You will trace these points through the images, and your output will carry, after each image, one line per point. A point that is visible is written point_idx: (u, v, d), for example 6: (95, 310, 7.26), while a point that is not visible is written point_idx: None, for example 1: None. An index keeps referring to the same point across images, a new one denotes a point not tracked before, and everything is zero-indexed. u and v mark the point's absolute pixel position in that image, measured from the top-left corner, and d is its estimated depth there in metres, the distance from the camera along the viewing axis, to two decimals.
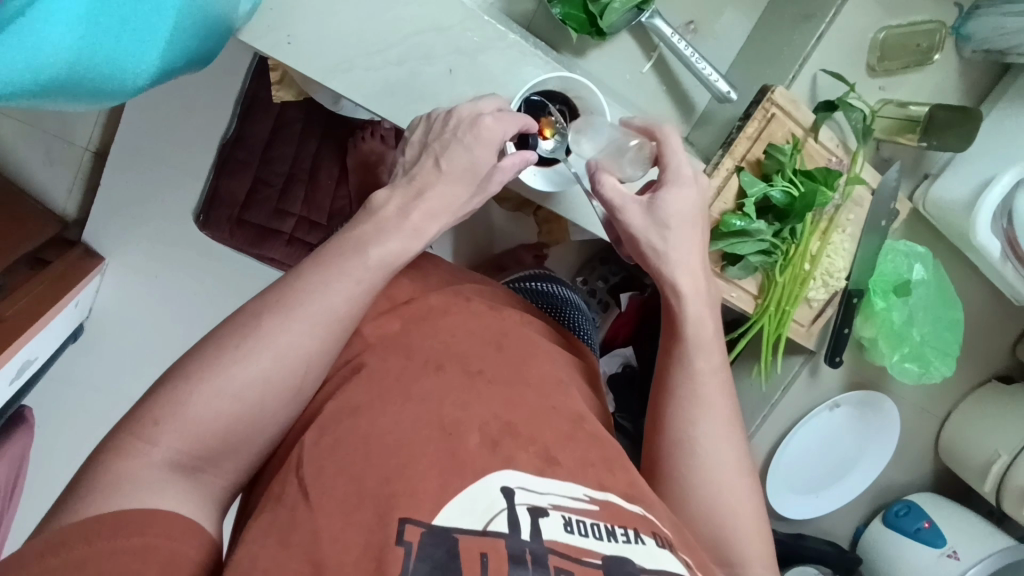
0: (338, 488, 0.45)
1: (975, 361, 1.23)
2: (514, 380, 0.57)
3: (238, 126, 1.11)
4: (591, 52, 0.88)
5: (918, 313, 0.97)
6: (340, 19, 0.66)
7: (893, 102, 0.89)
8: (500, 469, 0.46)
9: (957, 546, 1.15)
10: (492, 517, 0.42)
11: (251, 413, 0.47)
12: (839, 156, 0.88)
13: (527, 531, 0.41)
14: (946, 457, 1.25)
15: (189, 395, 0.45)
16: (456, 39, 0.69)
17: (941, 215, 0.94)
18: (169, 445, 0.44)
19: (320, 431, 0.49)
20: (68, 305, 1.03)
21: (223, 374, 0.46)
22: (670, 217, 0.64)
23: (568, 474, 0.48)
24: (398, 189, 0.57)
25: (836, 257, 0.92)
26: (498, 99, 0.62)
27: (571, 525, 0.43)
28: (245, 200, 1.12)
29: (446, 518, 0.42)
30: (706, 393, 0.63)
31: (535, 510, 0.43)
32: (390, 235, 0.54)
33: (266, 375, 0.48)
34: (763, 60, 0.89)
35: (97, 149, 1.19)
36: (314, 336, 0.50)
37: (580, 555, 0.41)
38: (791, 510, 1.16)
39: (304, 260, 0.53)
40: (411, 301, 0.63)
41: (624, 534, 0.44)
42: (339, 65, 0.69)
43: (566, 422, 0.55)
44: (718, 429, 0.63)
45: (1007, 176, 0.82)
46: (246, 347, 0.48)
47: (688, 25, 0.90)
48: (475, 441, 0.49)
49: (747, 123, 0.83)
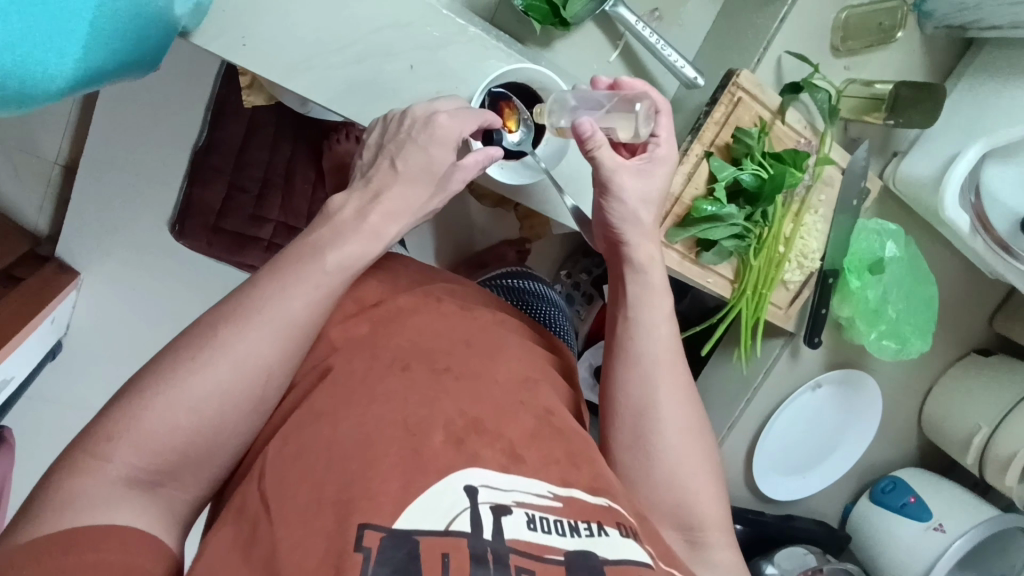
0: (299, 495, 0.44)
1: (955, 336, 1.25)
2: (480, 376, 0.57)
3: (209, 133, 1.10)
4: (557, 44, 0.88)
5: (892, 291, 0.98)
6: (295, 20, 0.64)
7: (858, 81, 0.89)
8: (464, 468, 0.46)
9: (943, 519, 1.18)
10: (455, 516, 0.42)
11: (209, 424, 0.46)
12: (807, 138, 0.88)
13: (489, 531, 0.41)
14: (930, 433, 1.28)
15: (143, 411, 0.44)
16: (417, 36, 0.68)
17: (909, 190, 0.94)
18: (126, 460, 0.43)
19: (284, 439, 0.49)
20: (43, 322, 1.02)
21: (178, 387, 0.45)
22: (652, 195, 0.67)
23: (533, 470, 0.49)
24: (358, 188, 0.57)
25: (810, 237, 0.93)
26: (457, 100, 0.62)
27: (534, 523, 0.43)
28: (221, 207, 1.10)
29: (406, 521, 0.41)
30: (671, 384, 0.64)
31: (498, 509, 0.43)
32: (348, 237, 0.53)
33: (224, 387, 0.47)
34: (728, 45, 0.89)
35: (67, 163, 1.17)
36: (276, 341, 0.49)
37: (542, 552, 0.41)
38: (777, 492, 1.18)
39: (261, 268, 0.52)
40: (379, 303, 0.62)
41: (587, 528, 0.45)
42: (297, 65, 0.66)
43: (532, 418, 0.55)
44: (685, 417, 0.63)
45: (972, 150, 0.83)
46: (203, 357, 0.47)
47: (653, 13, 0.89)
48: (440, 438, 0.48)
49: (715, 107, 0.82)
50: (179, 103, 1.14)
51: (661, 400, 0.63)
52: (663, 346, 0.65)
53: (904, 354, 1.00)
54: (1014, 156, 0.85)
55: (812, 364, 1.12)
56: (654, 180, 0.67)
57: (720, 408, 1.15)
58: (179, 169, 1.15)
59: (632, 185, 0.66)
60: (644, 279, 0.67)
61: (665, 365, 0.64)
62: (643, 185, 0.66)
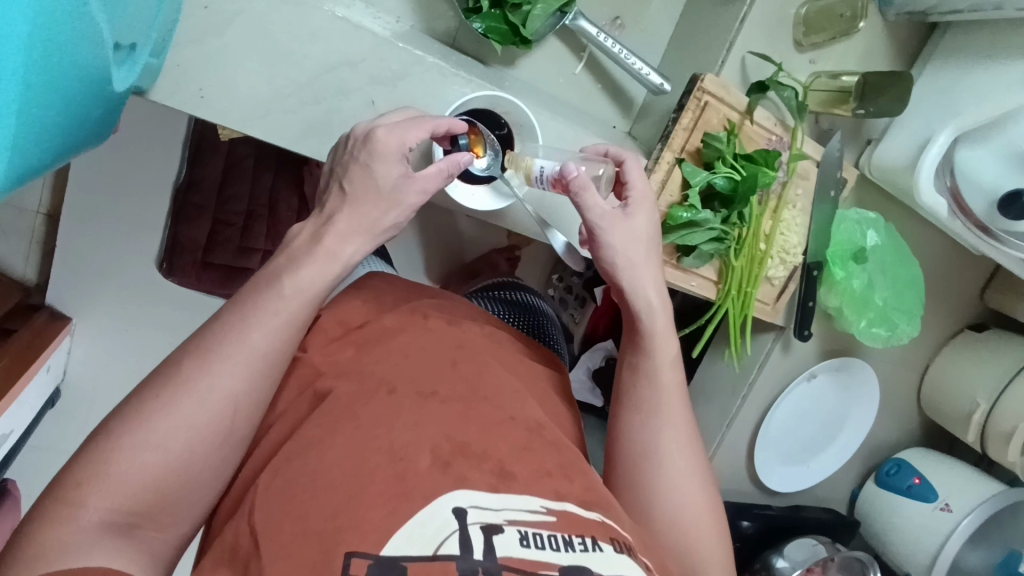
0: (284, 528, 0.43)
1: (949, 312, 1.25)
2: (468, 395, 0.56)
3: (189, 171, 1.12)
4: (520, 60, 0.87)
5: (876, 279, 0.98)
6: (251, 65, 0.64)
7: (824, 75, 0.89)
8: (451, 489, 0.44)
9: (948, 499, 1.18)
10: (442, 540, 0.40)
11: (180, 462, 0.46)
12: (778, 135, 0.88)
13: (480, 550, 0.39)
14: (930, 410, 1.28)
15: (109, 452, 0.44)
16: (374, 70, 0.68)
17: (885, 176, 0.94)
18: (99, 505, 0.43)
19: (273, 471, 0.48)
20: (39, 372, 1.02)
21: (146, 427, 0.46)
22: (630, 237, 0.66)
23: (525, 486, 0.47)
24: (327, 213, 0.57)
25: (790, 233, 0.94)
26: (405, 114, 0.61)
27: (527, 539, 0.42)
28: (207, 242, 1.13)
29: (393, 547, 0.39)
30: (662, 395, 0.65)
31: (488, 528, 0.41)
32: (311, 272, 0.53)
33: (191, 422, 0.47)
34: (692, 48, 0.89)
35: (50, 212, 1.17)
36: (244, 373, 0.49)
37: (536, 568, 0.40)
38: (780, 482, 1.18)
39: (230, 307, 0.52)
40: (365, 324, 0.63)
41: (582, 543, 0.43)
42: (256, 111, 0.66)
43: (522, 432, 0.54)
44: (672, 422, 0.64)
45: (943, 136, 0.83)
46: (168, 394, 0.47)
47: (614, 22, 0.89)
48: (426, 461, 0.47)
49: (681, 114, 0.82)
50: (152, 142, 1.10)
51: (651, 411, 0.64)
52: (657, 365, 0.66)
53: (893, 338, 1.00)
54: (985, 138, 0.82)
55: (807, 351, 1.11)
56: (632, 221, 0.67)
57: (718, 401, 1.15)
58: (164, 207, 1.12)
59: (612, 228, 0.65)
60: (642, 301, 0.66)
61: (653, 373, 0.66)
62: (625, 228, 0.66)
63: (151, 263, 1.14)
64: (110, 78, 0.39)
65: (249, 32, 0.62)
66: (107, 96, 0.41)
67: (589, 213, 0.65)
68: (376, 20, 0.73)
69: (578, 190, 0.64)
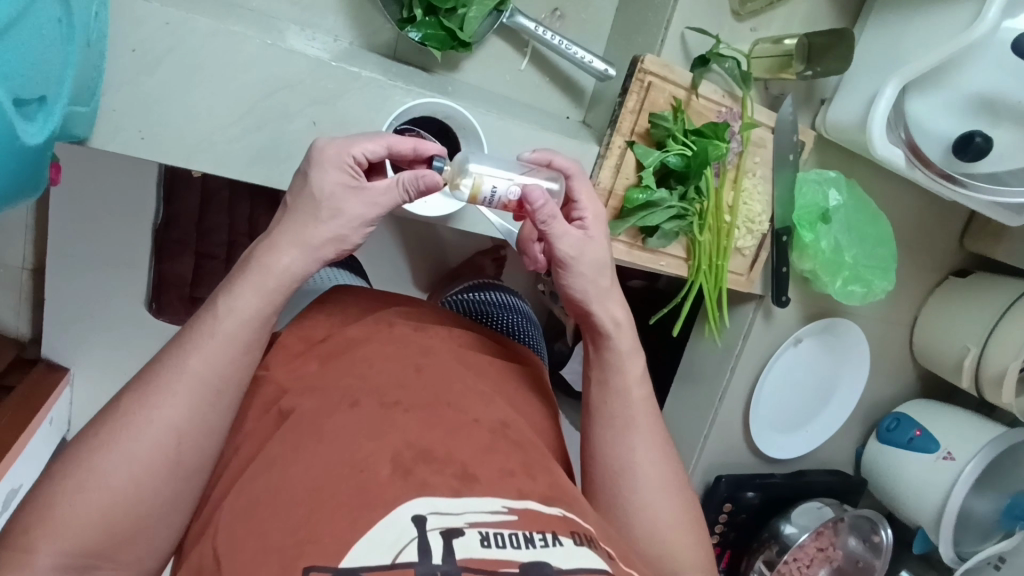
0: (246, 548, 0.44)
1: (932, 262, 1.25)
2: (432, 399, 0.57)
3: (167, 208, 1.12)
4: (465, 64, 0.88)
5: (844, 239, 0.98)
6: (184, 99, 0.64)
7: (766, 41, 0.90)
8: (412, 498, 0.45)
9: (950, 448, 1.17)
10: (400, 549, 0.40)
11: (129, 497, 0.47)
12: (728, 106, 0.88)
13: (439, 555, 0.40)
14: (922, 359, 1.29)
15: (59, 495, 0.46)
16: (312, 92, 0.69)
17: (839, 135, 0.93)
18: (51, 551, 0.44)
19: (237, 494, 0.49)
20: (42, 423, 1.05)
21: (87, 468, 0.47)
22: (595, 261, 0.66)
23: (487, 487, 0.48)
24: (271, 234, 0.58)
25: (753, 202, 0.94)
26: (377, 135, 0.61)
27: (489, 540, 0.42)
28: (193, 277, 1.14)
29: (352, 559, 0.40)
30: (629, 384, 0.67)
31: (448, 532, 0.42)
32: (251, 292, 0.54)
33: (132, 458, 0.48)
34: (634, 31, 0.89)
35: (34, 266, 1.14)
36: (181, 403, 0.50)
37: (496, 567, 0.40)
38: (778, 451, 1.19)
39: (185, 339, 0.53)
40: (329, 337, 0.64)
41: (542, 539, 0.44)
42: (200, 145, 0.67)
43: (486, 434, 0.54)
44: (642, 412, 0.66)
45: (890, 88, 0.82)
46: (107, 434, 0.48)
47: (553, 14, 0.90)
48: (386, 470, 0.47)
49: (626, 97, 0.82)
50: (122, 185, 1.10)
51: (620, 401, 0.66)
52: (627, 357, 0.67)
53: (873, 296, 1.00)
54: (936, 85, 0.82)
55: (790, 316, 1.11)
56: (595, 245, 0.67)
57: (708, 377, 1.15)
58: (146, 247, 1.15)
59: (579, 254, 0.65)
60: (605, 319, 0.67)
61: (620, 363, 0.67)
62: (590, 252, 0.66)
63: (137, 304, 1.17)
64: (19, 133, 0.40)
65: (178, 69, 0.63)
66: (20, 152, 0.41)
67: (554, 245, 0.64)
68: (310, 42, 0.73)
69: (544, 223, 0.64)
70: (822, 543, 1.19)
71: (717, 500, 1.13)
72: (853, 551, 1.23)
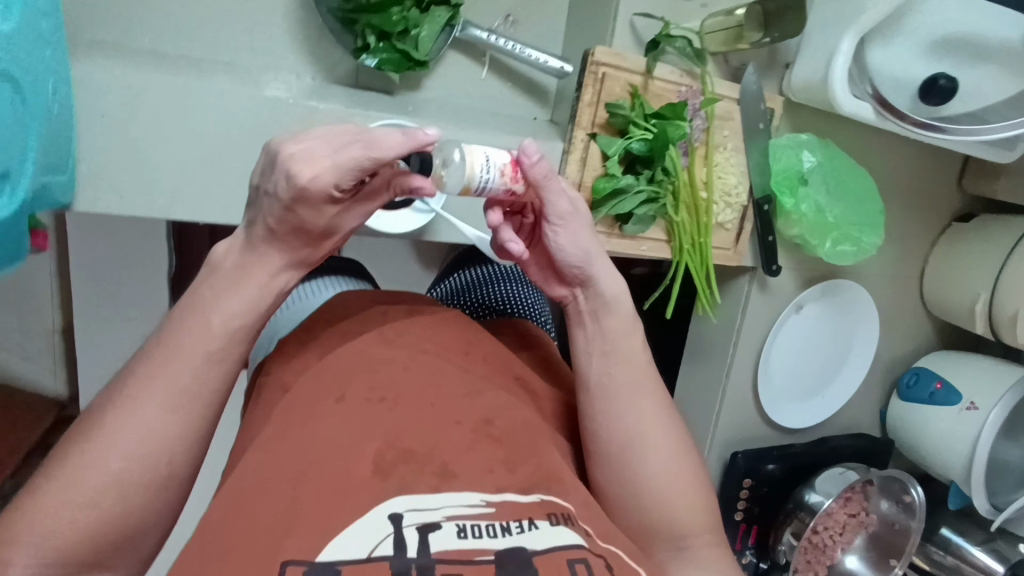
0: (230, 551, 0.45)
1: (932, 212, 1.23)
2: (413, 395, 0.58)
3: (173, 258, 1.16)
4: (426, 82, 0.91)
5: (827, 199, 0.97)
6: (154, 153, 0.68)
7: (719, 15, 0.90)
8: (393, 496, 0.48)
9: (974, 397, 1.14)
10: (377, 544, 0.43)
11: (115, 513, 0.47)
12: (687, 84, 0.88)
13: (412, 548, 0.43)
14: (935, 311, 1.26)
15: (38, 507, 0.45)
16: (274, 129, 0.72)
17: (803, 95, 0.93)
18: (28, 563, 0.44)
19: (220, 501, 0.50)
20: None
21: (73, 480, 0.46)
22: (580, 222, 0.68)
23: (464, 484, 0.50)
24: None
25: (727, 175, 0.94)
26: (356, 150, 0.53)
27: (465, 531, 0.46)
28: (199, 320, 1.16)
29: (330, 552, 0.42)
30: (622, 349, 0.67)
31: (425, 527, 0.45)
32: (227, 299, 0.54)
33: (124, 474, 0.48)
34: (588, 25, 0.91)
35: (57, 329, 1.19)
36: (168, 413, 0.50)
37: (470, 557, 0.44)
38: (792, 420, 1.18)
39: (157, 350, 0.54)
40: (308, 347, 0.67)
41: (518, 525, 0.47)
42: (176, 194, 0.70)
43: (466, 433, 0.56)
44: (636, 382, 0.66)
45: (845, 45, 0.82)
46: (93, 449, 0.47)
47: (506, 19, 0.92)
48: (367, 469, 0.50)
49: (582, 91, 0.83)
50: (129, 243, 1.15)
51: (614, 370, 0.66)
52: (618, 324, 0.68)
53: (865, 253, 0.99)
54: (892, 33, 0.81)
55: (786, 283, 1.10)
56: (581, 207, 0.68)
57: (713, 355, 1.15)
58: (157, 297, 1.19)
59: (567, 211, 0.67)
60: (603, 282, 0.68)
61: (614, 333, 0.67)
62: (577, 216, 0.68)
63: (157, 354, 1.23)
64: None
65: (145, 126, 0.67)
66: None
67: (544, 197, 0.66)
68: (269, 83, 0.77)
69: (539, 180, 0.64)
70: (853, 509, 1.18)
71: (737, 475, 1.13)
72: (887, 514, 1.22)
